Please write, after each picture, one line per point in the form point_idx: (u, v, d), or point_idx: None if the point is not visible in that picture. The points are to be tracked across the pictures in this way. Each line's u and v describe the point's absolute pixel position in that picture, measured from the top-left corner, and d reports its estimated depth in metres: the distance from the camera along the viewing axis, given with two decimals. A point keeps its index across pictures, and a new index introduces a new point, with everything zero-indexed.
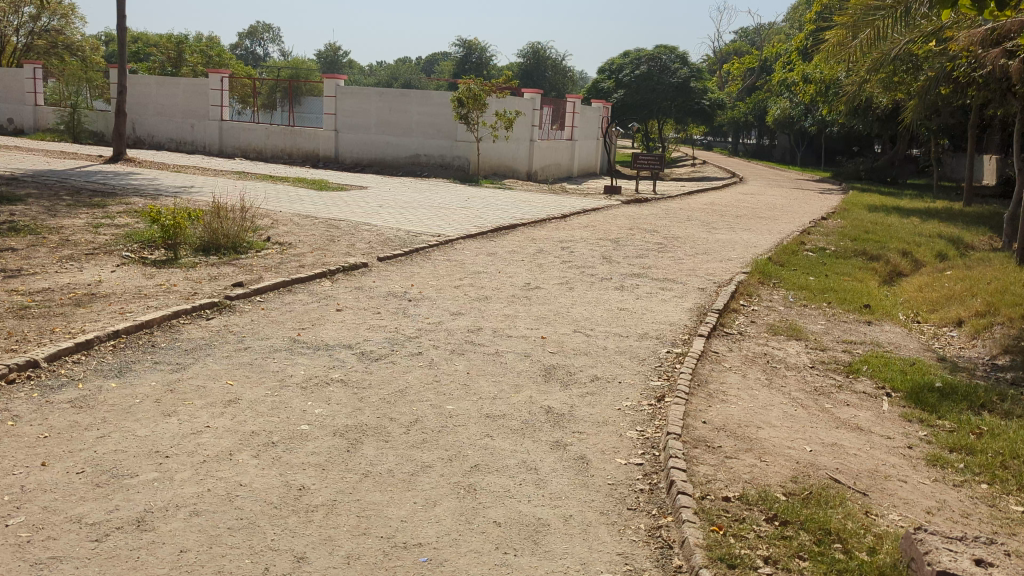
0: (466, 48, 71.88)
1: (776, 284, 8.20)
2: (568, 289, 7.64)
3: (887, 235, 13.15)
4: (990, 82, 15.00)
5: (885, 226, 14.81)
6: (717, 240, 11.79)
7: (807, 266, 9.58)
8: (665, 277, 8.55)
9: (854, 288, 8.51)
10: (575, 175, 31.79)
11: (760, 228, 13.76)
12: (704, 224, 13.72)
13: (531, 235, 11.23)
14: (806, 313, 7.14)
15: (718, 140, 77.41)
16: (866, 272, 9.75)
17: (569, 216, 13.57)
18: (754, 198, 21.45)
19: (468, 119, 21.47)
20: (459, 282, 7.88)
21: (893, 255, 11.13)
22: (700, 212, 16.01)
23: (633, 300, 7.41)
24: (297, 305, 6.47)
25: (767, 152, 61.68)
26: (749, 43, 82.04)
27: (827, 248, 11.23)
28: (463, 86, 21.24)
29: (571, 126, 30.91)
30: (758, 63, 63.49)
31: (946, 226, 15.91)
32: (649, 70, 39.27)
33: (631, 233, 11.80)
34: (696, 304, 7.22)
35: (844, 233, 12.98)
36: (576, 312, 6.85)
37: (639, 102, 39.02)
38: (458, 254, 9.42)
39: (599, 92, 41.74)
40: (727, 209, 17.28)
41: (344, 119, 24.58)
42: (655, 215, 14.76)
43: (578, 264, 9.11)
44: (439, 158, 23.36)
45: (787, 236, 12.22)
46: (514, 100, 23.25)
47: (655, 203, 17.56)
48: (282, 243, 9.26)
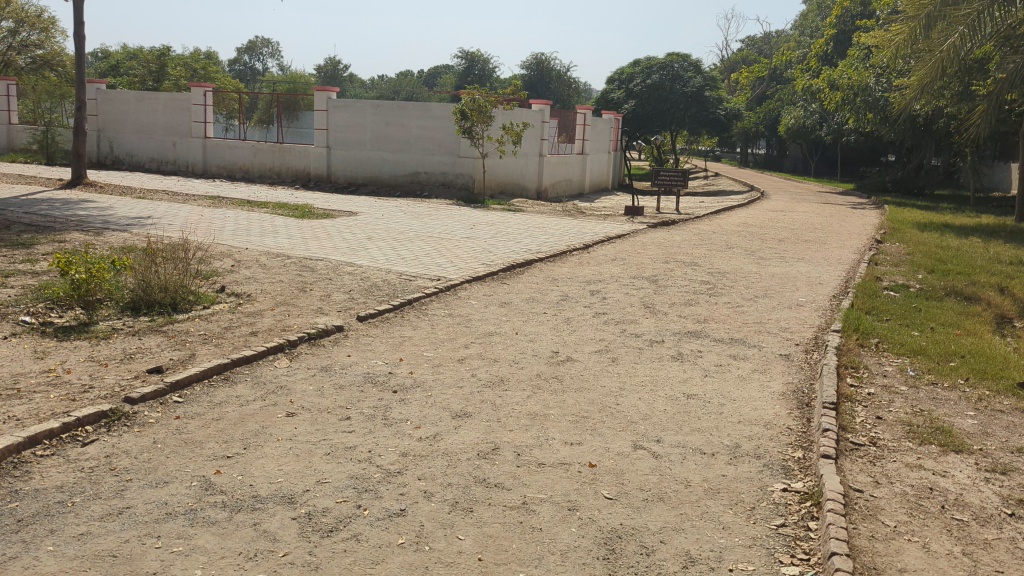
0: (469, 61, 70.19)
1: (883, 347, 6.22)
2: (611, 363, 5.71)
3: (969, 265, 11.17)
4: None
5: (956, 251, 12.87)
6: (773, 277, 9.84)
7: (903, 315, 7.60)
8: (730, 337, 6.61)
9: (978, 347, 6.52)
10: (587, 191, 29.88)
11: (813, 257, 11.82)
12: (747, 254, 11.78)
13: (551, 274, 9.32)
14: (943, 397, 5.16)
15: (727, 151, 75.62)
16: (976, 320, 7.78)
17: (591, 246, 11.62)
18: (787, 216, 19.54)
19: (472, 133, 19.50)
20: (465, 352, 5.96)
21: (993, 294, 9.16)
22: (738, 237, 14.10)
23: (699, 379, 5.45)
24: (231, 407, 4.53)
25: (779, 162, 59.78)
26: (757, 52, 80.43)
27: (910, 285, 9.27)
28: (466, 97, 19.27)
29: (582, 139, 29.07)
30: (768, 71, 61.91)
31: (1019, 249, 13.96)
32: (660, 78, 37.50)
33: (669, 270, 9.86)
34: (787, 387, 5.25)
35: (919, 264, 11.03)
36: (627, 404, 4.90)
37: (650, 113, 37.22)
38: (464, 306, 7.49)
39: (609, 103, 39.96)
40: (765, 232, 15.35)
41: (336, 135, 22.70)
42: (689, 243, 12.82)
43: (615, 317, 7.19)
44: (441, 175, 21.47)
45: (854, 270, 10.30)
46: (522, 112, 21.35)
47: (683, 226, 15.64)
48: (238, 296, 7.35)
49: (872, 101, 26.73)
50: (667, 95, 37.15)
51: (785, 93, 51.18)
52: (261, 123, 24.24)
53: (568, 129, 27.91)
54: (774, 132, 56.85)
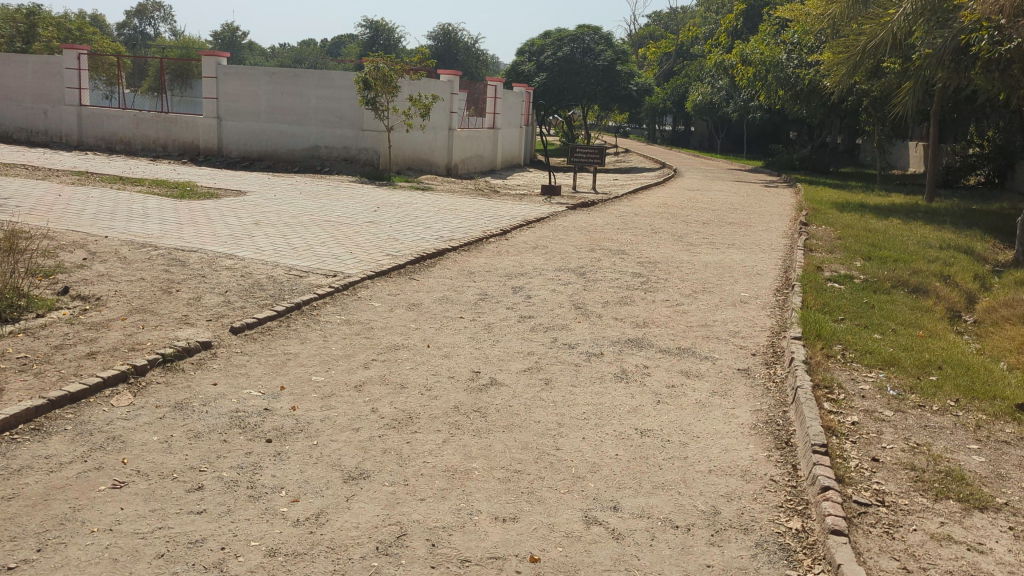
0: (374, 30, 67.90)
1: (853, 359, 5.42)
2: (544, 388, 4.70)
3: (903, 251, 10.68)
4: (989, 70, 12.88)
5: (884, 234, 12.46)
6: (708, 267, 9.04)
7: (858, 313, 6.88)
8: (677, 347, 5.70)
9: (948, 354, 5.80)
10: (498, 167, 28.82)
11: (744, 242, 11.13)
12: (675, 239, 10.98)
13: (466, 266, 8.25)
14: (937, 425, 4.34)
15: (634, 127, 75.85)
16: (933, 319, 7.13)
17: (509, 231, 10.59)
18: (706, 196, 19.01)
19: (376, 104, 18.08)
20: (366, 377, 4.84)
21: (939, 285, 8.59)
22: (662, 220, 13.34)
23: (653, 405, 4.50)
24: (35, 476, 3.30)
25: (686, 138, 60.05)
26: (664, 28, 80.77)
27: (853, 276, 8.61)
28: (369, 65, 17.80)
29: (492, 113, 27.93)
30: (674, 47, 62.13)
31: (943, 233, 13.71)
32: (571, 51, 36.64)
33: (597, 261, 8.93)
34: (758, 418, 4.35)
35: (855, 249, 10.46)
36: (569, 448, 3.88)
37: (562, 86, 36.35)
38: (366, 308, 6.35)
39: (519, 75, 38.87)
40: (688, 214, 14.66)
41: (228, 104, 20.87)
42: (612, 227, 11.95)
43: (543, 322, 6.19)
44: (343, 150, 20.00)
45: (790, 259, 9.62)
46: (431, 83, 20.02)
47: (603, 207, 14.78)
48: (83, 301, 5.99)
49: (783, 78, 26.51)
50: (579, 69, 36.35)
51: (693, 69, 51.23)
52: (151, 93, 22.11)
53: (477, 103, 26.67)
54: (682, 108, 56.97)
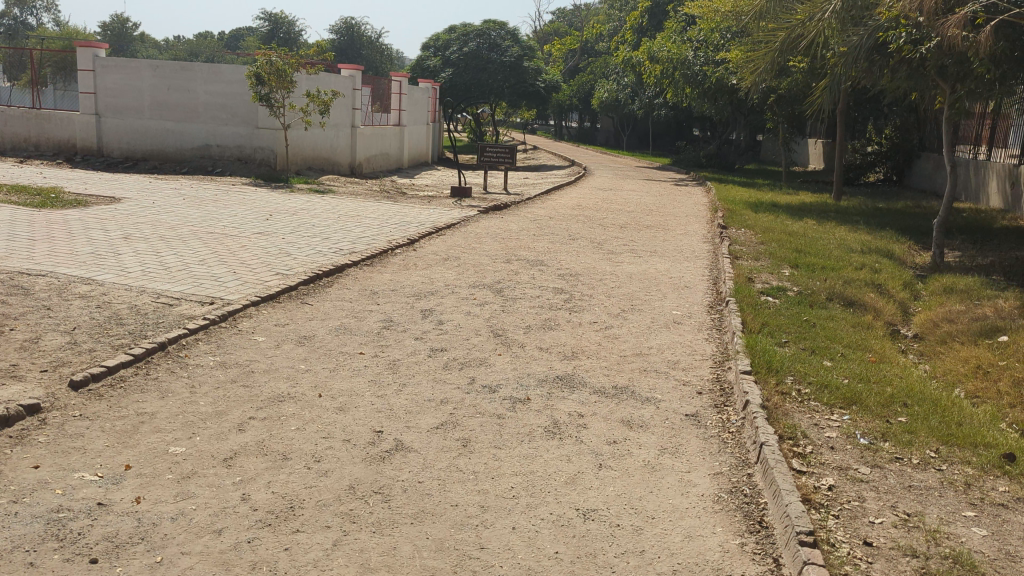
0: (273, 22, 65.56)
1: (811, 399, 4.80)
2: (462, 452, 3.86)
3: (828, 256, 10.33)
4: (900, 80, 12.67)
5: (805, 237, 12.14)
6: (634, 280, 8.38)
7: (801, 334, 6.32)
8: (613, 385, 4.96)
9: (905, 383, 5.27)
10: (405, 166, 27.75)
11: (666, 249, 10.56)
12: (595, 247, 10.31)
13: (370, 285, 7.34)
14: (922, 486, 3.73)
15: (541, 123, 75.70)
16: (876, 337, 6.65)
17: (417, 240, 9.71)
18: (620, 196, 18.54)
19: (271, 100, 16.81)
20: (241, 444, 3.90)
21: (872, 295, 8.18)
22: (579, 225, 12.69)
23: (594, 472, 3.72)
24: None
25: (593, 135, 60.11)
26: (568, 24, 80.96)
27: (786, 288, 8.10)
28: (261, 58, 16.51)
29: (397, 110, 26.84)
30: (579, 44, 62.28)
31: (859, 234, 13.55)
32: (477, 47, 35.85)
33: (514, 276, 8.15)
34: (721, 487, 3.63)
35: (780, 256, 10.03)
36: (496, 546, 3.06)
37: (468, 82, 35.52)
38: (249, 344, 5.38)
39: (424, 71, 37.85)
40: (604, 216, 14.07)
41: (106, 99, 19.14)
42: (528, 233, 11.21)
43: (458, 356, 5.36)
44: (236, 149, 18.60)
45: (717, 269, 9.08)
46: (330, 78, 18.77)
47: (516, 210, 14.04)
48: None
49: (691, 76, 26.37)
50: (485, 65, 35.55)
51: (598, 66, 51.19)
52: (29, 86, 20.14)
53: (382, 99, 25.52)
54: (588, 105, 56.94)
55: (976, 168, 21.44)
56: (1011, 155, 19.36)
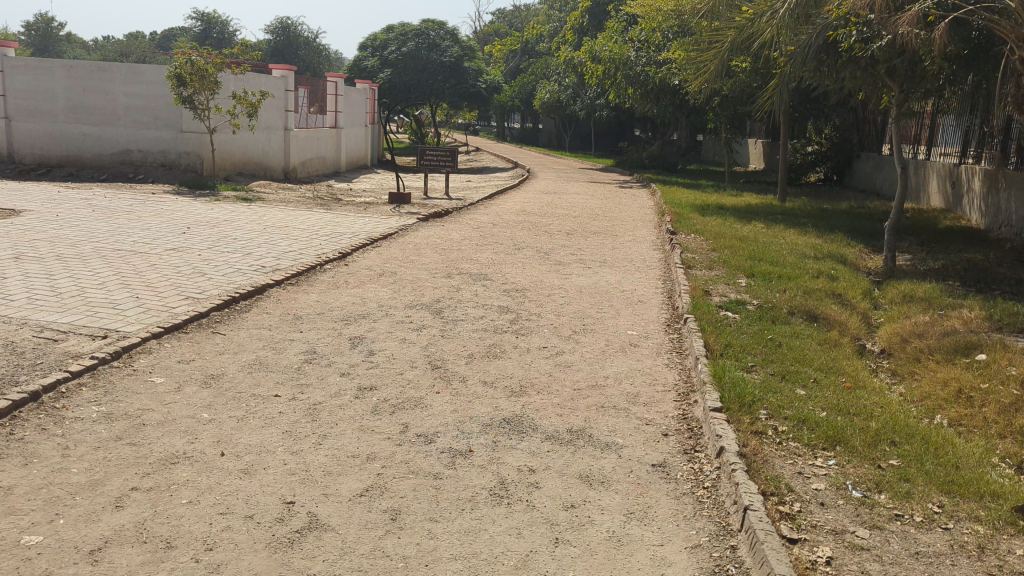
0: (206, 21, 63.73)
1: (791, 439, 4.24)
2: (391, 530, 3.19)
3: (783, 263, 9.91)
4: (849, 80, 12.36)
5: (757, 242, 11.74)
6: (584, 295, 7.79)
7: (769, 357, 5.79)
8: (567, 427, 4.35)
9: (886, 415, 4.77)
10: (343, 169, 26.79)
11: (616, 258, 10.02)
12: (542, 257, 9.72)
13: (293, 308, 6.59)
14: (932, 551, 3.18)
15: (483, 125, 75.07)
16: (846, 357, 6.17)
17: (349, 254, 8.97)
18: (565, 200, 18.02)
19: (194, 102, 15.81)
20: (115, 528, 3.16)
21: (834, 307, 7.74)
22: (524, 232, 12.09)
23: (549, 552, 3.07)
24: None
25: (535, 136, 59.76)
26: (508, 25, 80.52)
27: (745, 301, 7.60)
28: (183, 57, 15.51)
29: (333, 112, 25.90)
30: (519, 45, 61.88)
31: (810, 238, 13.23)
32: (416, 47, 35.06)
33: (455, 293, 7.49)
34: (702, 567, 3.03)
35: (735, 264, 9.59)
36: None
37: (407, 83, 34.70)
38: (144, 388, 4.61)
39: (362, 72, 36.92)
40: (550, 223, 13.51)
41: (16, 102, 17.86)
42: (470, 243, 10.56)
43: (391, 396, 4.68)
44: (160, 154, 17.45)
45: (671, 280, 8.56)
46: (258, 78, 17.77)
47: (458, 217, 13.38)
48: None
49: (633, 76, 25.99)
50: (425, 65, 34.78)
51: (539, 67, 50.87)
52: None
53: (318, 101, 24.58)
54: (530, 106, 56.54)
55: (916, 169, 21.51)
56: (949, 155, 19.41)
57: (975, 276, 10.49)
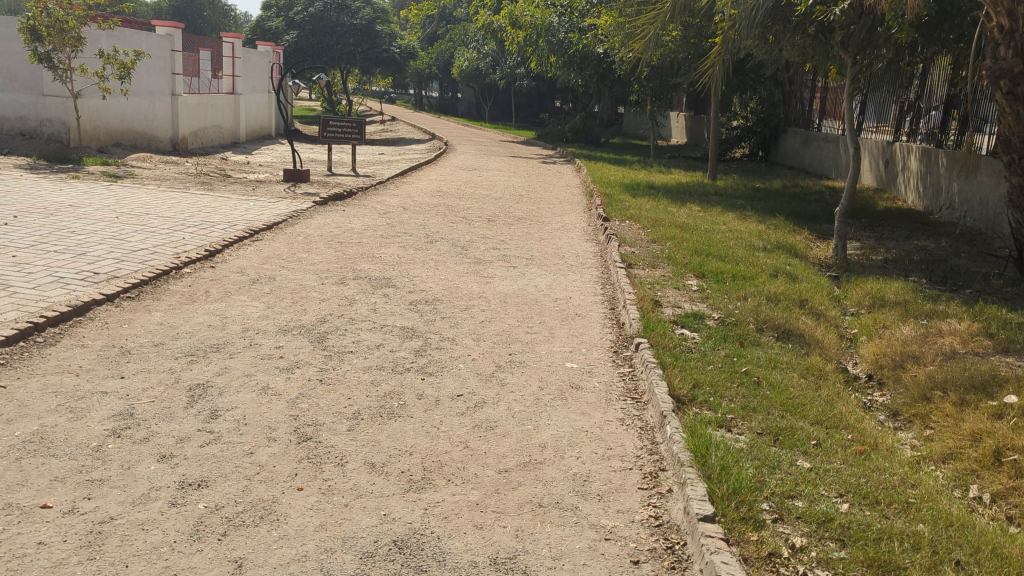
0: None
1: (816, 565, 2.90)
2: None
3: (733, 258, 8.66)
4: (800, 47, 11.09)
5: (701, 231, 10.51)
6: (509, 306, 6.36)
7: (750, 404, 4.46)
8: (494, 554, 2.90)
9: (924, 503, 3.49)
10: (242, 140, 24.53)
11: (544, 252, 8.59)
12: (458, 253, 8.22)
13: (122, 338, 4.92)
14: None
15: (399, 94, 72.57)
16: (839, 397, 4.90)
17: (220, 251, 7.28)
18: (485, 178, 16.52)
19: (53, 61, 13.57)
20: None
21: (806, 318, 6.49)
22: (438, 219, 10.53)
23: None
24: None
25: (453, 106, 57.79)
26: None
27: (703, 313, 6.30)
28: (38, 8, 13.26)
29: (230, 76, 23.64)
30: (436, 11, 59.77)
31: (752, 224, 12.07)
32: (324, 8, 32.83)
33: (348, 308, 5.92)
34: None
35: (682, 260, 8.28)
36: None
37: (315, 46, 32.44)
38: None
39: (266, 33, 34.46)
40: (467, 206, 12.02)
41: None
42: (373, 234, 8.98)
43: (230, 502, 3.16)
44: (17, 121, 14.92)
45: (611, 283, 7.20)
46: (132, 35, 15.59)
47: (363, 199, 11.73)
48: None
49: (555, 43, 24.44)
50: (334, 28, 32.55)
51: (456, 34, 48.92)
52: None
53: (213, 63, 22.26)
54: (448, 75, 54.56)
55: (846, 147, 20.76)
56: (883, 133, 18.66)
57: (937, 270, 9.46)
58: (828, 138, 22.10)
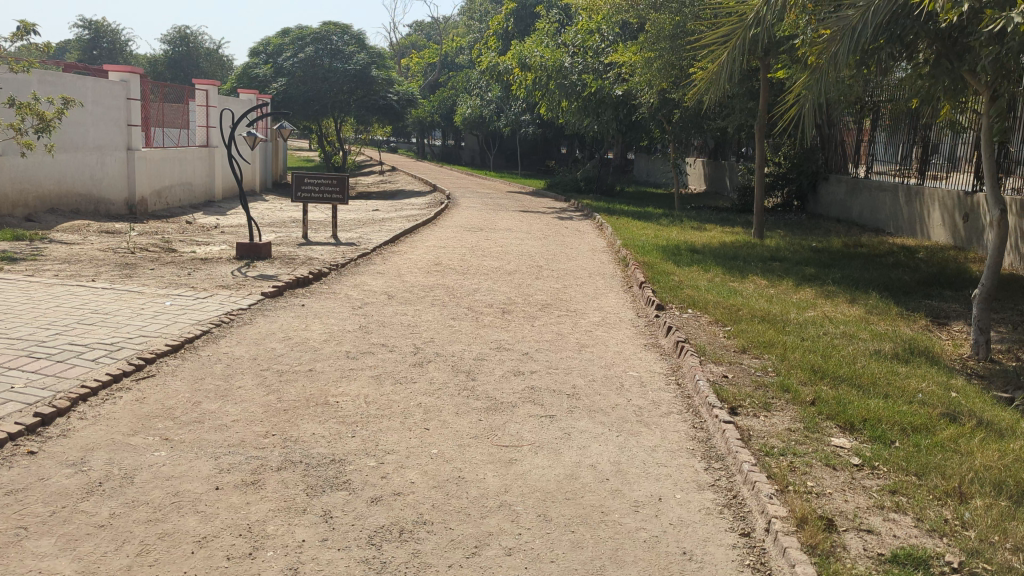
0: (94, 31, 60.53)
1: None
2: None
3: (879, 386, 5.76)
4: (940, 70, 8.30)
5: (795, 329, 7.63)
6: (559, 532, 3.44)
7: None
8: None
9: None
10: (218, 198, 21.90)
11: (591, 380, 5.69)
12: (461, 389, 5.32)
13: None
14: None
15: (402, 142, 70.74)
16: None
17: (63, 413, 4.41)
18: (494, 244, 13.77)
19: None
20: None
21: None
22: (433, 315, 7.69)
23: None
24: None
25: (457, 154, 55.53)
26: (426, 37, 76.41)
27: (922, 542, 3.38)
28: None
29: (202, 127, 21.12)
30: (438, 57, 58.10)
31: (846, 309, 9.20)
32: (315, 52, 30.58)
33: (241, 573, 2.98)
34: None
35: (810, 397, 5.35)
36: None
37: (305, 94, 30.10)
38: None
39: (253, 81, 32.25)
40: (471, 290, 9.20)
41: None
42: (336, 350, 6.14)
43: None
44: None
45: (716, 457, 4.31)
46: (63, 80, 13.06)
47: (336, 284, 8.94)
48: None
49: (567, 86, 21.91)
50: (326, 74, 30.25)
51: (458, 79, 46.85)
52: None
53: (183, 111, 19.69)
54: (451, 121, 52.46)
55: (908, 197, 18.06)
56: (962, 180, 15.89)
57: None
58: (882, 186, 19.37)
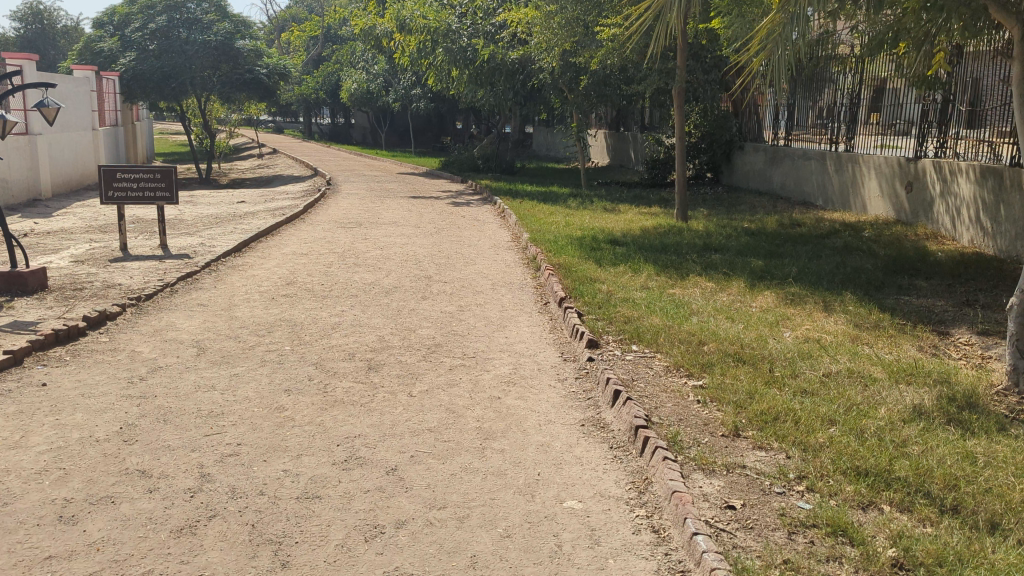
0: None
1: None
2: None
3: (982, 510, 3.49)
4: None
5: (787, 373, 5.31)
6: None
7: None
8: None
9: None
10: (46, 195, 18.28)
11: (502, 540, 3.20)
12: None
13: None
14: None
15: (289, 121, 66.39)
16: None
17: None
18: (371, 245, 11.07)
19: None
20: None
21: None
22: (255, 388, 5.01)
23: None
24: None
25: (346, 132, 51.91)
26: (309, 10, 71.82)
27: None
28: None
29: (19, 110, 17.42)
30: (321, 29, 54.15)
31: (825, 325, 7.00)
32: (168, 22, 26.76)
33: None
34: None
35: (892, 557, 3.01)
36: None
37: (158, 70, 26.34)
38: None
39: (98, 56, 28.20)
40: (326, 328, 6.53)
41: None
42: (45, 500, 3.42)
43: None
44: None
45: None
46: None
47: (125, 332, 6.12)
48: None
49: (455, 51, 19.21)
50: (182, 46, 26.47)
51: (342, 52, 43.29)
52: None
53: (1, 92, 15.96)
54: (337, 98, 48.78)
55: (838, 166, 16.22)
56: (903, 145, 14.09)
57: None
58: (807, 154, 17.50)
